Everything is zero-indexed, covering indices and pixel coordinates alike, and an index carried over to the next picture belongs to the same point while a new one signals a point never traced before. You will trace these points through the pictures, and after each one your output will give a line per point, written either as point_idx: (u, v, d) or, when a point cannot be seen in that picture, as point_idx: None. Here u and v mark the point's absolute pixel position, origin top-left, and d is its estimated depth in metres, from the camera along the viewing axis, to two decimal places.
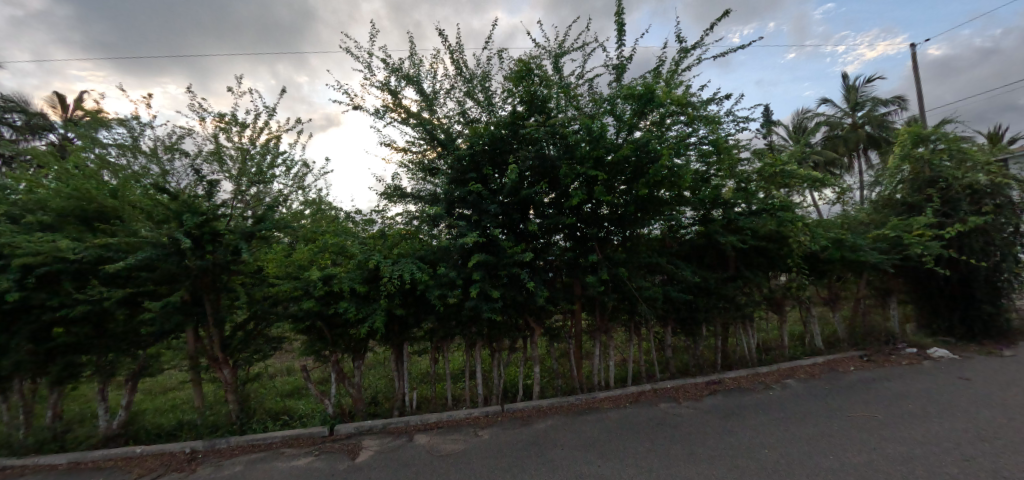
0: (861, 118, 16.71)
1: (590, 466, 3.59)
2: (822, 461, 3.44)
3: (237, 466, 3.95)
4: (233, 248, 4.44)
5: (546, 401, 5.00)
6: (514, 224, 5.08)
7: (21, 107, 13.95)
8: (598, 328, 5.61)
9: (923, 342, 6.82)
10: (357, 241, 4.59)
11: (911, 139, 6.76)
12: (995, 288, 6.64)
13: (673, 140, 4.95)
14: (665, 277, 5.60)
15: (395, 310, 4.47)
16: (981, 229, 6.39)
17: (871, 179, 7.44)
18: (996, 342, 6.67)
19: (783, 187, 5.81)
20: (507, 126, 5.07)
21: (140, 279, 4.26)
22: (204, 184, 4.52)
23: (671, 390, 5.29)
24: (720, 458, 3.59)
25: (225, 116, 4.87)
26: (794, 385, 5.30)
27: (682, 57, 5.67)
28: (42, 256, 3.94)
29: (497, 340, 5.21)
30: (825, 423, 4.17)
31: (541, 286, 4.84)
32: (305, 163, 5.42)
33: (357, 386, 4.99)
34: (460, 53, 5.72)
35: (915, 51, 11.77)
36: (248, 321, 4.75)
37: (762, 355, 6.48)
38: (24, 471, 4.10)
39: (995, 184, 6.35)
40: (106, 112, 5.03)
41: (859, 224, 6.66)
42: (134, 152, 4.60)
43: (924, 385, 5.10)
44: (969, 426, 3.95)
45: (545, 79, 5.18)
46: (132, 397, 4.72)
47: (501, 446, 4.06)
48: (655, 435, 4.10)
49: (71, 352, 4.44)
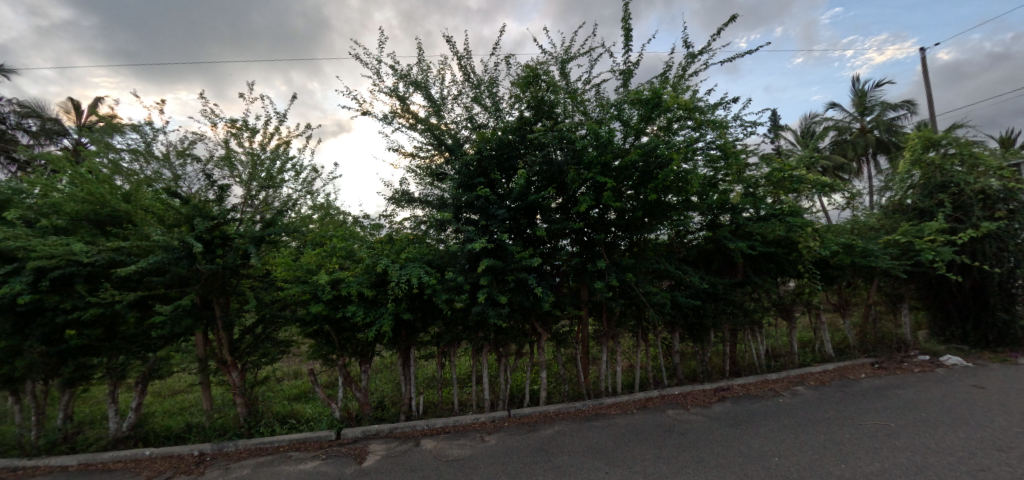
0: (870, 123, 16.54)
1: (597, 472, 3.56)
2: (834, 470, 3.39)
3: (245, 469, 3.97)
4: (243, 252, 4.47)
5: (552, 407, 4.98)
6: (521, 229, 5.09)
7: (39, 112, 14.27)
8: (606, 334, 5.54)
9: (936, 349, 6.71)
10: (365, 245, 4.64)
11: (922, 144, 6.71)
12: (1010, 295, 6.53)
13: (681, 145, 4.95)
14: (673, 283, 5.55)
15: (402, 314, 4.48)
16: (994, 235, 6.31)
17: (880, 185, 7.39)
18: (1011, 350, 6.53)
19: (792, 193, 5.69)
20: (514, 132, 5.13)
21: (152, 283, 4.32)
22: (215, 189, 4.60)
23: (679, 396, 5.23)
24: (730, 465, 3.55)
25: (236, 121, 4.93)
26: (804, 392, 5.24)
27: (688, 62, 5.65)
28: (56, 260, 4.03)
29: (504, 345, 5.19)
30: (837, 431, 4.11)
31: (547, 291, 4.86)
32: (313, 168, 5.46)
33: (364, 390, 4.93)
34: (467, 59, 5.72)
35: (925, 55, 11.64)
36: (256, 325, 4.79)
37: (771, 362, 6.42)
38: (35, 472, 4.13)
39: (1009, 189, 6.31)
40: (120, 119, 5.11)
41: (870, 230, 6.59)
42: (147, 157, 4.66)
43: (937, 393, 5.02)
44: (986, 435, 3.87)
45: (552, 85, 5.21)
46: (142, 399, 4.72)
47: (508, 452, 4.04)
48: (663, 442, 4.06)
49: (83, 354, 4.51)
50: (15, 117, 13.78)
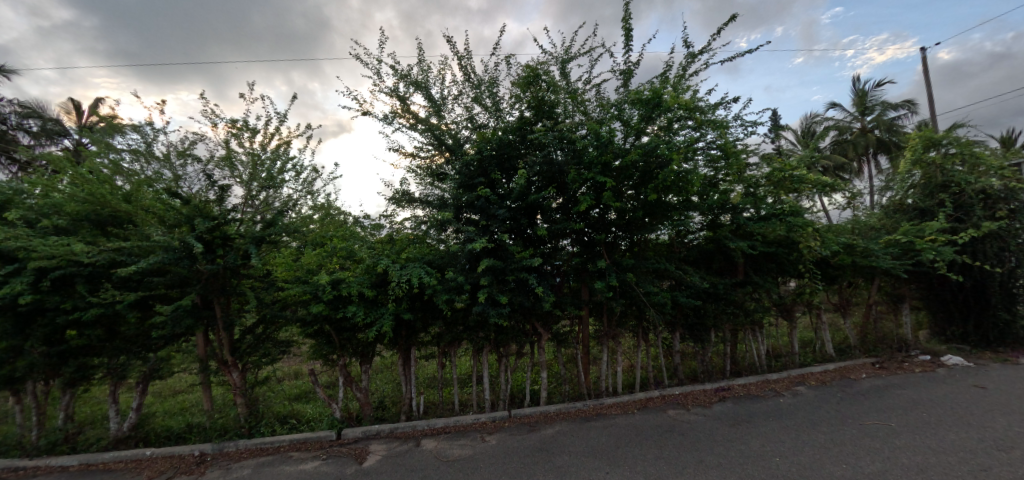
0: (871, 122, 16.53)
1: (597, 472, 3.56)
2: (835, 470, 3.39)
3: (246, 469, 3.97)
4: (244, 252, 4.48)
5: (553, 407, 4.98)
6: (521, 229, 5.09)
7: (40, 113, 14.29)
8: (606, 334, 5.54)
9: (937, 349, 6.70)
10: (365, 246, 4.64)
11: (923, 143, 6.70)
12: (1011, 294, 6.52)
13: (681, 145, 4.94)
14: (674, 282, 5.55)
15: (402, 314, 4.49)
16: (995, 235, 6.30)
17: (881, 185, 7.37)
18: (1013, 350, 6.52)
19: (793, 192, 5.67)
20: (515, 132, 5.13)
21: (152, 283, 4.33)
22: (215, 189, 4.60)
23: (680, 396, 5.23)
24: (731, 465, 3.55)
25: (237, 122, 4.93)
26: (805, 392, 5.24)
27: (689, 62, 5.64)
28: (56, 260, 4.03)
29: (504, 345, 5.19)
30: (838, 431, 4.11)
31: (548, 291, 4.86)
32: (314, 168, 5.46)
33: (364, 390, 4.93)
34: (468, 59, 5.71)
35: (925, 55, 11.62)
36: (257, 325, 4.79)
37: (772, 362, 6.41)
38: (36, 472, 4.14)
39: (1010, 189, 6.30)
40: (121, 119, 5.11)
41: (870, 230, 6.59)
42: (147, 157, 4.66)
43: (938, 393, 5.01)
44: (987, 435, 3.86)
45: (553, 85, 5.21)
46: (142, 399, 4.72)
47: (508, 452, 4.03)
48: (664, 442, 4.06)
49: (84, 354, 4.52)
50: (15, 117, 13.79)
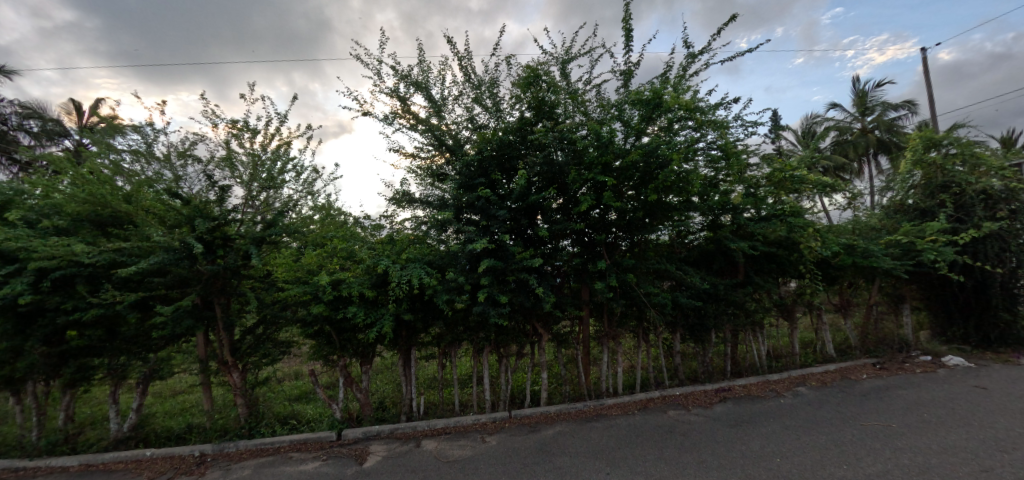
0: (871, 123, 16.52)
1: (597, 473, 3.55)
2: (836, 470, 3.38)
3: (246, 469, 3.97)
4: (244, 252, 4.49)
5: (554, 408, 4.97)
6: (521, 230, 5.10)
7: (41, 113, 14.31)
8: (606, 334, 5.54)
9: (938, 349, 6.69)
10: (365, 246, 4.64)
11: (923, 144, 6.70)
12: (1011, 295, 6.51)
13: (681, 145, 4.94)
14: (674, 283, 5.55)
15: (403, 314, 4.49)
16: (996, 236, 6.29)
17: (882, 185, 7.37)
18: (1013, 350, 6.52)
19: (793, 193, 5.67)
20: (515, 133, 5.14)
21: (153, 283, 4.33)
22: (215, 189, 4.60)
23: (680, 396, 5.23)
24: (731, 466, 3.54)
25: (237, 122, 4.93)
26: (805, 393, 5.23)
27: (689, 62, 5.64)
28: (57, 261, 4.04)
29: (505, 346, 5.18)
30: (838, 432, 4.10)
31: (548, 292, 4.85)
32: (314, 169, 5.46)
33: (364, 391, 4.93)
34: (468, 60, 5.71)
35: (925, 55, 11.61)
36: (257, 325, 4.79)
37: (773, 362, 6.41)
38: (35, 472, 4.13)
39: (1010, 189, 6.29)
40: (121, 119, 5.12)
41: (871, 230, 6.58)
42: (148, 158, 4.66)
43: (939, 394, 5.00)
44: (988, 435, 3.86)
45: (553, 85, 5.21)
46: (142, 400, 4.72)
47: (508, 452, 4.03)
48: (664, 443, 4.05)
49: (84, 355, 4.52)
50: (15, 118, 13.78)
